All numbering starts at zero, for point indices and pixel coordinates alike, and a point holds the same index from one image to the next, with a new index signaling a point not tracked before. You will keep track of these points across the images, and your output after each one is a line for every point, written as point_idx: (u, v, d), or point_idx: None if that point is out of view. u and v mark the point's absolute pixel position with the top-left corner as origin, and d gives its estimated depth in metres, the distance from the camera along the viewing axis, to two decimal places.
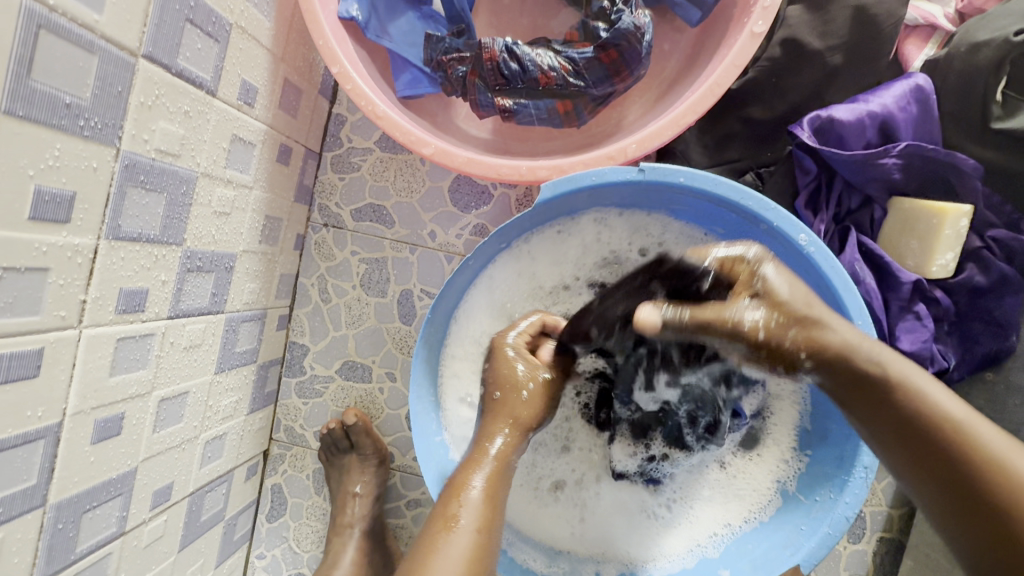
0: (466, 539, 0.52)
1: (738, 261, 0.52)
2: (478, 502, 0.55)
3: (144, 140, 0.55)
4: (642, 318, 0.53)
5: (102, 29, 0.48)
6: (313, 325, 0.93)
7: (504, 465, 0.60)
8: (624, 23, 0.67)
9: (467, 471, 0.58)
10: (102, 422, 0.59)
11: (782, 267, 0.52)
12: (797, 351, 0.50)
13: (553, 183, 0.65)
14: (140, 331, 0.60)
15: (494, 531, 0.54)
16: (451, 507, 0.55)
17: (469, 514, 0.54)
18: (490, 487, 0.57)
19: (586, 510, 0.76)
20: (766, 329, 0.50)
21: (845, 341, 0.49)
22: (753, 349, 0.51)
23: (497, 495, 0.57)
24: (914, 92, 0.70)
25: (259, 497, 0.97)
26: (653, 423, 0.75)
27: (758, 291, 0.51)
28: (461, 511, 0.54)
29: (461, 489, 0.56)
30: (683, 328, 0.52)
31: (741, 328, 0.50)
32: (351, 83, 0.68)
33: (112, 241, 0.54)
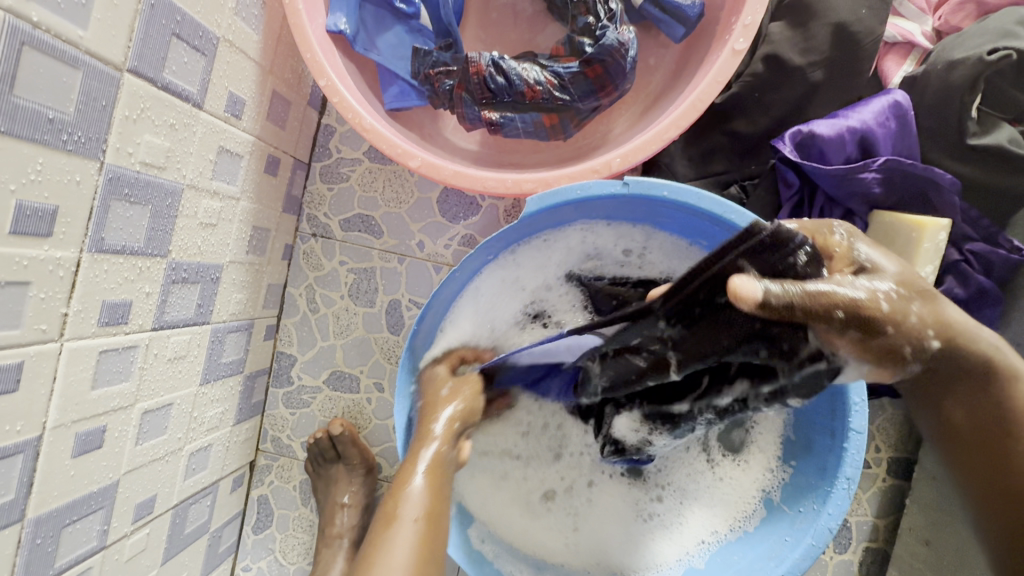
0: (409, 529, 0.55)
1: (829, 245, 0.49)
2: (418, 496, 0.58)
3: (128, 154, 0.55)
4: (739, 287, 0.42)
5: (87, 45, 0.48)
6: (300, 335, 0.93)
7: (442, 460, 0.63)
8: (609, 39, 0.69)
9: (407, 467, 0.61)
10: (83, 435, 0.58)
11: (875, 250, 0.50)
12: (921, 325, 0.47)
13: (539, 197, 0.65)
14: (124, 343, 0.60)
15: (436, 520, 0.58)
16: (390, 505, 0.58)
17: (414, 504, 0.58)
18: (428, 480, 0.60)
19: (580, 518, 0.76)
20: (889, 303, 0.44)
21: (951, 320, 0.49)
22: (871, 330, 0.44)
23: (437, 486, 0.60)
24: (892, 108, 0.71)
25: (244, 508, 0.96)
26: (664, 416, 0.63)
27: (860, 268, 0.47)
28: (404, 505, 0.57)
29: (400, 487, 0.59)
30: (793, 301, 0.41)
31: (862, 303, 0.43)
32: (339, 96, 0.69)
33: (95, 253, 0.54)
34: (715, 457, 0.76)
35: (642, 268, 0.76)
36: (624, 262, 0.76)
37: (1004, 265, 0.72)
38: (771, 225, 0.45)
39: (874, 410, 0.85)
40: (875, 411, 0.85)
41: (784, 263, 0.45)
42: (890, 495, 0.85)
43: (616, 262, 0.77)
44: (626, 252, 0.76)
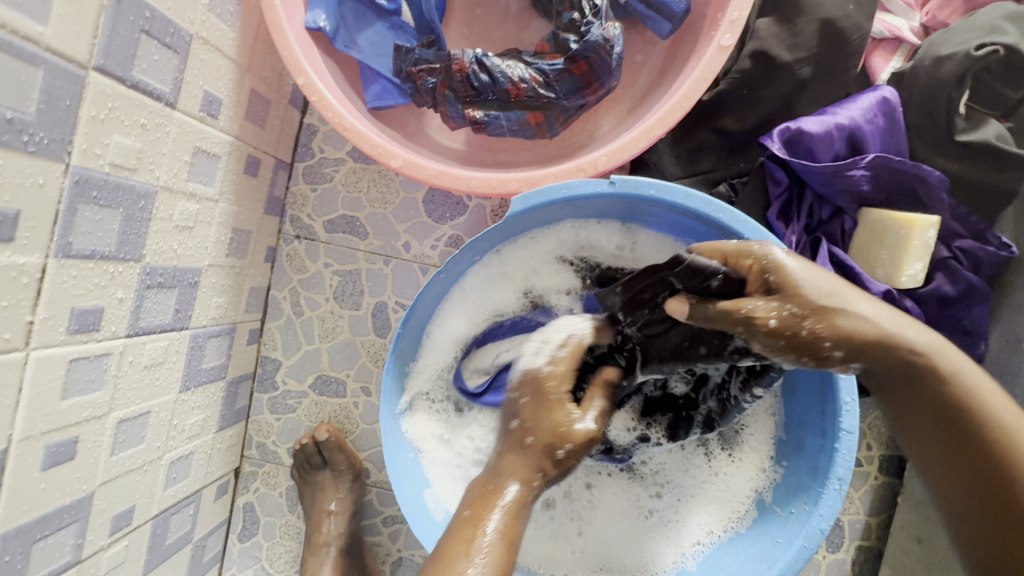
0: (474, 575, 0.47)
1: (743, 255, 0.52)
2: (493, 544, 0.49)
3: (97, 155, 0.53)
4: (673, 307, 0.56)
5: (47, 42, 0.46)
6: (285, 339, 0.91)
7: (517, 514, 0.51)
8: (594, 35, 0.67)
9: (484, 503, 0.52)
10: (53, 446, 0.56)
11: (795, 255, 0.51)
12: (820, 338, 0.48)
13: (523, 197, 0.64)
14: (96, 350, 0.58)
15: None
16: (461, 541, 0.49)
17: (486, 558, 0.48)
18: (506, 531, 0.50)
19: (583, 523, 0.75)
20: (780, 318, 0.48)
21: (867, 320, 0.49)
22: (771, 341, 0.49)
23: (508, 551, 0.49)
24: (880, 104, 0.70)
25: (230, 516, 0.94)
26: (664, 408, 0.73)
27: (771, 285, 0.49)
28: (474, 550, 0.48)
29: (475, 524, 0.50)
30: (708, 317, 0.52)
31: (755, 322, 0.49)
32: (318, 94, 0.67)
33: (62, 259, 0.52)
34: (712, 454, 0.75)
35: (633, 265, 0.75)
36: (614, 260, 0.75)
37: (993, 261, 0.71)
38: (688, 257, 0.58)
39: (866, 408, 0.85)
40: (866, 409, 0.85)
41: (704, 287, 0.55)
42: (882, 493, 0.85)
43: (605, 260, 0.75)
44: (615, 249, 0.75)
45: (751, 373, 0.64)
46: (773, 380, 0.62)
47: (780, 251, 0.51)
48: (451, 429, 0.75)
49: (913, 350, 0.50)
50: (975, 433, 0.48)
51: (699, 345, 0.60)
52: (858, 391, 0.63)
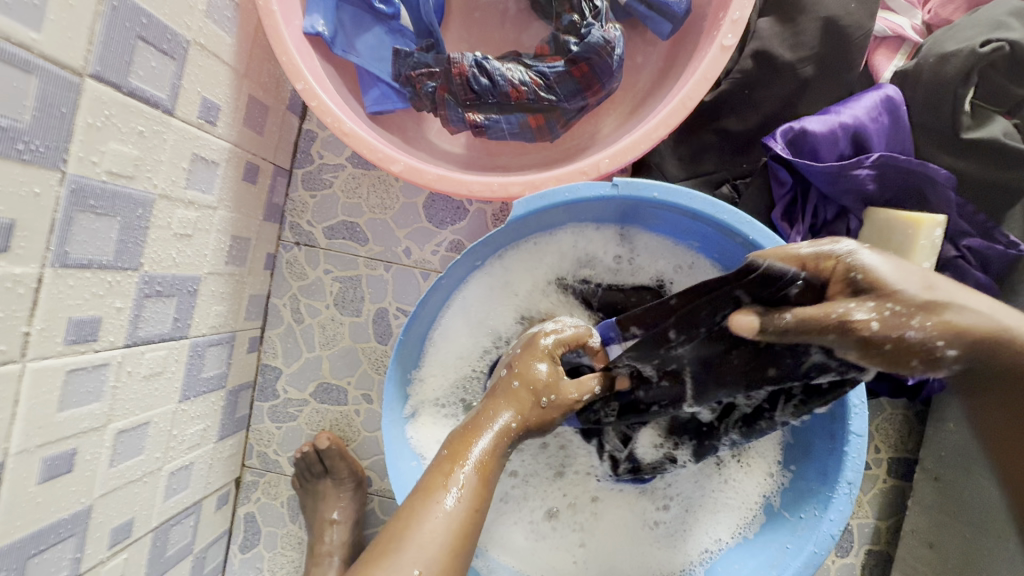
0: (456, 503, 0.50)
1: (825, 256, 0.45)
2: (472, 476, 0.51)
3: (93, 163, 0.52)
4: (738, 322, 0.49)
5: (41, 48, 0.45)
6: (285, 347, 0.90)
7: (495, 449, 0.53)
8: (594, 37, 0.67)
9: (468, 435, 0.54)
10: (50, 460, 0.55)
11: (884, 253, 0.44)
12: (932, 340, 0.40)
13: (526, 201, 0.63)
14: (94, 361, 0.58)
15: (475, 517, 0.50)
16: (441, 473, 0.51)
17: (462, 489, 0.50)
18: (485, 461, 0.52)
19: (586, 534, 0.74)
20: (882, 322, 0.41)
21: (972, 317, 0.41)
22: (871, 349, 0.42)
23: (483, 487, 0.51)
24: (884, 103, 0.70)
25: (231, 527, 0.93)
26: (688, 430, 0.68)
27: (863, 286, 0.42)
28: (449, 487, 0.50)
29: (458, 453, 0.52)
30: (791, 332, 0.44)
31: (851, 330, 0.41)
32: (317, 100, 0.66)
33: (58, 268, 0.51)
34: (722, 463, 0.73)
35: (636, 272, 0.74)
36: (617, 266, 0.74)
37: (1002, 260, 0.70)
38: (762, 263, 0.51)
39: (873, 409, 0.84)
40: (874, 411, 0.84)
41: (779, 295, 0.50)
42: (891, 496, 0.84)
43: (608, 266, 0.74)
44: (617, 258, 0.74)
45: (808, 395, 0.56)
46: (833, 398, 0.55)
47: (863, 248, 0.44)
48: None
49: None
50: None
51: (767, 366, 0.55)
52: (865, 397, 0.62)
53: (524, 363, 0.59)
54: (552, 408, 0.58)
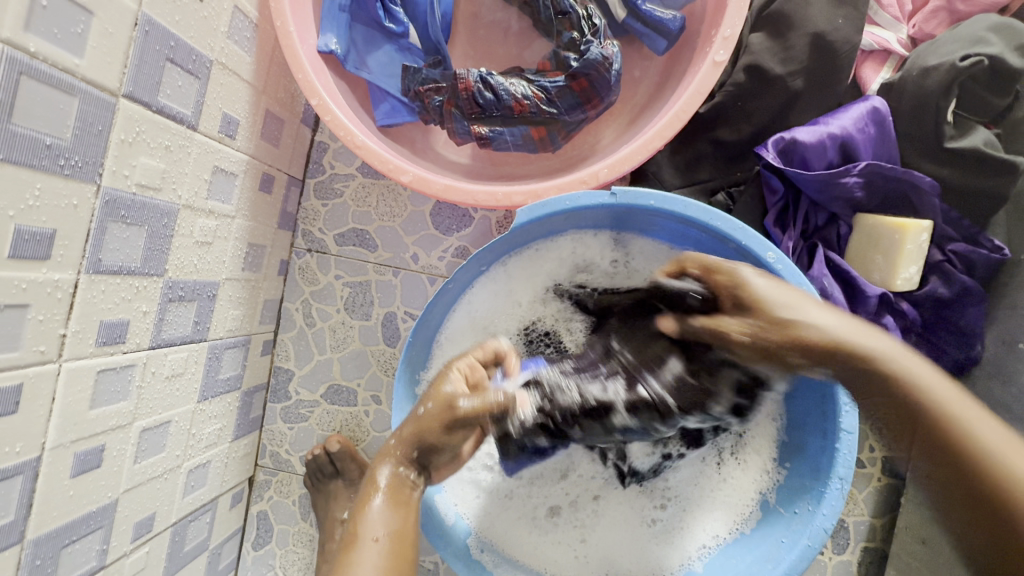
0: (369, 548, 0.55)
1: (716, 271, 0.56)
2: (379, 516, 0.57)
3: (125, 176, 0.56)
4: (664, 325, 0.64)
5: (82, 72, 0.49)
6: (297, 350, 0.93)
7: (396, 487, 0.59)
8: (593, 53, 0.70)
9: (366, 489, 0.60)
10: (81, 455, 0.59)
11: (767, 275, 0.55)
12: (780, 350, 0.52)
13: (528, 209, 0.67)
14: (122, 362, 0.61)
15: (392, 553, 0.55)
16: (354, 525, 0.57)
17: (380, 527, 0.56)
18: (389, 501, 0.58)
19: (586, 530, 0.77)
20: (749, 334, 0.53)
21: (826, 332, 0.51)
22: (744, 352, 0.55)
23: (399, 501, 0.59)
24: (871, 113, 0.73)
25: (244, 524, 0.96)
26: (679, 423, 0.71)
27: (744, 303, 0.54)
28: (368, 525, 0.57)
29: (361, 506, 0.58)
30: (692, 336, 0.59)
31: (727, 337, 0.55)
32: (330, 114, 0.70)
33: (93, 274, 0.55)
34: (722, 461, 0.76)
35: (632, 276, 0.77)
36: (615, 271, 0.77)
37: (987, 264, 0.73)
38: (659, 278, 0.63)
39: None
40: None
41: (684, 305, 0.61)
42: (887, 494, 0.86)
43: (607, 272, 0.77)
44: (615, 263, 0.77)
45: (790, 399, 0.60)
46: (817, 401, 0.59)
47: (750, 270, 0.55)
48: None
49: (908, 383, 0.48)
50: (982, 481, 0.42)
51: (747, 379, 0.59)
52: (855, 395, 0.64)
53: (433, 385, 0.61)
54: (428, 419, 0.59)
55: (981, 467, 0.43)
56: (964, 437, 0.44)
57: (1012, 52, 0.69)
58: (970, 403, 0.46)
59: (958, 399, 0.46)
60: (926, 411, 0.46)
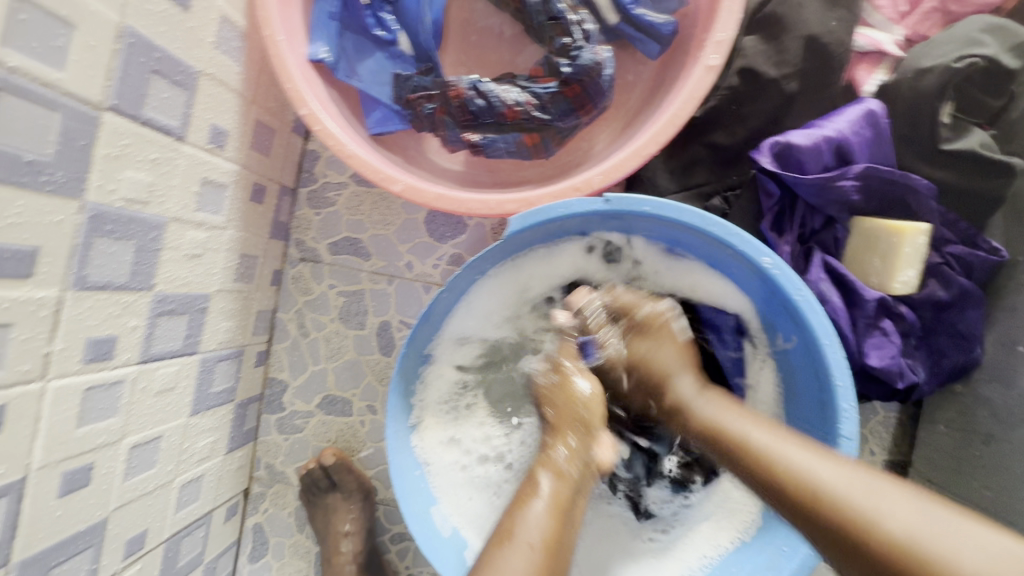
0: (523, 551, 0.55)
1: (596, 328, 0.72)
2: (540, 517, 0.57)
3: (110, 190, 0.55)
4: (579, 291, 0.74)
5: (64, 86, 0.48)
6: (292, 360, 0.93)
7: (567, 489, 0.61)
8: (585, 59, 0.70)
9: (525, 489, 0.61)
10: (68, 474, 0.58)
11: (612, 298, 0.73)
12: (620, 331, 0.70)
13: (523, 217, 0.66)
14: (110, 378, 0.60)
15: (558, 546, 0.57)
16: (509, 520, 0.58)
17: (535, 526, 0.57)
18: (553, 502, 0.59)
19: (576, 541, 0.77)
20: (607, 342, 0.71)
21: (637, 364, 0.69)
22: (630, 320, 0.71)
23: (562, 510, 0.59)
24: (867, 116, 0.72)
25: (239, 538, 0.95)
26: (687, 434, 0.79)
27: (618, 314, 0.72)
28: (523, 525, 0.57)
29: (520, 505, 0.59)
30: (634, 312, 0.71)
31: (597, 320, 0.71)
32: (320, 124, 0.69)
33: (78, 290, 0.54)
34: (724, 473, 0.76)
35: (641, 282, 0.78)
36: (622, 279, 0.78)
37: (984, 266, 0.73)
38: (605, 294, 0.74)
39: (867, 412, 0.84)
40: (867, 414, 0.84)
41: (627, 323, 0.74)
42: None
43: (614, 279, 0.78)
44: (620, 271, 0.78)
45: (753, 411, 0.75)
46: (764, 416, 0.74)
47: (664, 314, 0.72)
48: (458, 426, 0.78)
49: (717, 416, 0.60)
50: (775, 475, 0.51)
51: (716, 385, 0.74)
52: (855, 400, 0.63)
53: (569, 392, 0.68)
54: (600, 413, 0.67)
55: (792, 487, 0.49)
56: (851, 509, 0.45)
57: (1007, 54, 0.69)
58: (851, 474, 0.47)
59: (838, 477, 0.47)
60: (810, 498, 0.47)
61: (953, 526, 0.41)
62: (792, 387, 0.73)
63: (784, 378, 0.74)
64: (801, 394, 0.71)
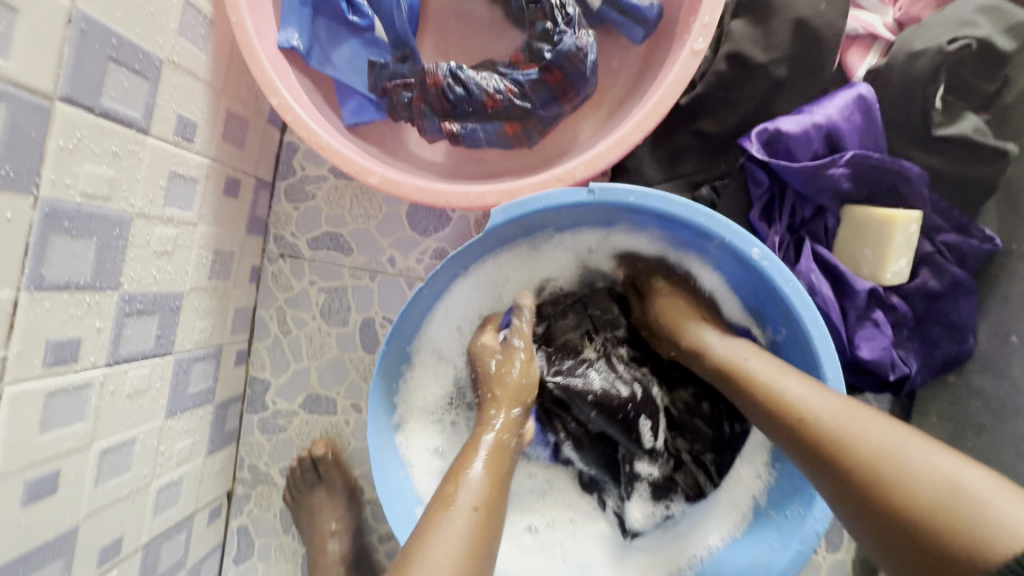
0: (464, 517, 0.52)
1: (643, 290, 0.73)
2: (477, 484, 0.56)
3: (67, 186, 0.52)
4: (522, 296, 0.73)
5: (10, 74, 0.46)
6: (273, 359, 0.90)
7: (503, 455, 0.61)
8: (566, 44, 0.67)
9: (463, 459, 0.59)
10: (33, 482, 0.56)
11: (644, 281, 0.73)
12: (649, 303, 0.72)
13: (504, 208, 0.63)
14: (75, 382, 0.58)
15: (498, 510, 0.55)
16: (449, 488, 0.55)
17: (469, 495, 0.54)
18: (488, 470, 0.58)
19: (565, 546, 0.75)
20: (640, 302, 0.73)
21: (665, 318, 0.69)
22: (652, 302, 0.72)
23: (499, 478, 0.58)
24: (857, 102, 0.70)
25: (224, 540, 0.93)
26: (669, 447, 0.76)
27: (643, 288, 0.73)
28: (461, 491, 0.55)
29: (459, 473, 0.57)
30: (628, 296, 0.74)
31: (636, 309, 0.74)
32: (292, 114, 0.66)
33: (35, 291, 0.52)
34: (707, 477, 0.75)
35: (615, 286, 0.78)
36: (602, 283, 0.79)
37: (977, 254, 0.71)
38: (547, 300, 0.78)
39: (859, 403, 0.83)
40: (860, 405, 0.83)
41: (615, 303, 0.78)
42: None
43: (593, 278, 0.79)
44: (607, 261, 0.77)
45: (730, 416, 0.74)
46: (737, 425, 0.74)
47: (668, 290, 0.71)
48: (444, 442, 0.76)
49: (736, 359, 0.61)
50: (781, 400, 0.55)
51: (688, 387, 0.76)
52: (847, 394, 0.61)
53: (501, 367, 0.67)
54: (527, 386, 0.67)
55: (798, 415, 0.53)
56: (843, 437, 0.49)
57: (1001, 35, 0.67)
58: (851, 412, 0.50)
59: (830, 407, 0.52)
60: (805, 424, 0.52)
61: (933, 454, 0.45)
62: None
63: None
64: None
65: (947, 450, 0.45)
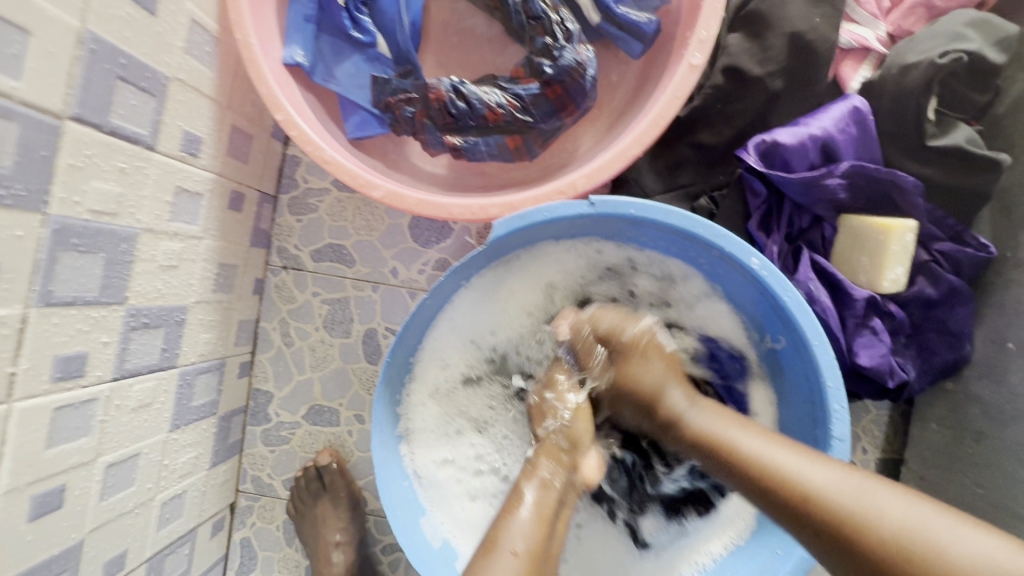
0: (506, 561, 0.50)
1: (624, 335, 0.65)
2: (525, 526, 0.54)
3: (76, 203, 0.53)
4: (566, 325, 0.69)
5: (21, 95, 0.46)
6: (276, 370, 0.91)
7: (555, 503, 0.58)
8: (566, 60, 0.68)
9: (512, 500, 0.57)
10: (39, 497, 0.56)
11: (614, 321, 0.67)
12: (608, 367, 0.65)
13: (505, 221, 0.64)
14: (81, 397, 0.58)
15: (543, 557, 0.53)
16: (493, 530, 0.54)
17: (520, 539, 0.52)
18: (537, 512, 0.56)
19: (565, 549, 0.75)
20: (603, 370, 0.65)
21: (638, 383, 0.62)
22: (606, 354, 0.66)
23: (547, 520, 0.56)
24: (852, 114, 0.71)
25: (227, 552, 0.93)
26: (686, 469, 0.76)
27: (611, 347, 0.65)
28: (511, 537, 0.53)
29: (508, 513, 0.56)
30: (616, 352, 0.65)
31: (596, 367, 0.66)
32: (297, 130, 0.67)
33: (44, 307, 0.52)
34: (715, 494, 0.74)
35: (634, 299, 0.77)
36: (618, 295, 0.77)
37: (973, 262, 0.72)
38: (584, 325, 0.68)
39: (859, 410, 0.83)
40: (860, 412, 0.83)
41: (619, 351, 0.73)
42: None
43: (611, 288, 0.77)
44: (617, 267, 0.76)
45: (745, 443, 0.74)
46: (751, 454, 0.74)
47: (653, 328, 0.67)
48: (454, 446, 0.76)
49: (715, 438, 0.55)
50: (775, 483, 0.49)
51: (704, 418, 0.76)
52: (847, 401, 0.62)
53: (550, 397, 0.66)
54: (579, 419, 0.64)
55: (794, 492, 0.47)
56: (852, 514, 0.44)
57: (990, 48, 0.69)
58: (854, 485, 0.45)
59: (829, 479, 0.47)
60: (810, 502, 0.46)
61: (950, 530, 0.40)
62: (783, 387, 0.72)
63: (775, 377, 0.73)
64: (792, 395, 0.71)
65: (959, 518, 0.41)
